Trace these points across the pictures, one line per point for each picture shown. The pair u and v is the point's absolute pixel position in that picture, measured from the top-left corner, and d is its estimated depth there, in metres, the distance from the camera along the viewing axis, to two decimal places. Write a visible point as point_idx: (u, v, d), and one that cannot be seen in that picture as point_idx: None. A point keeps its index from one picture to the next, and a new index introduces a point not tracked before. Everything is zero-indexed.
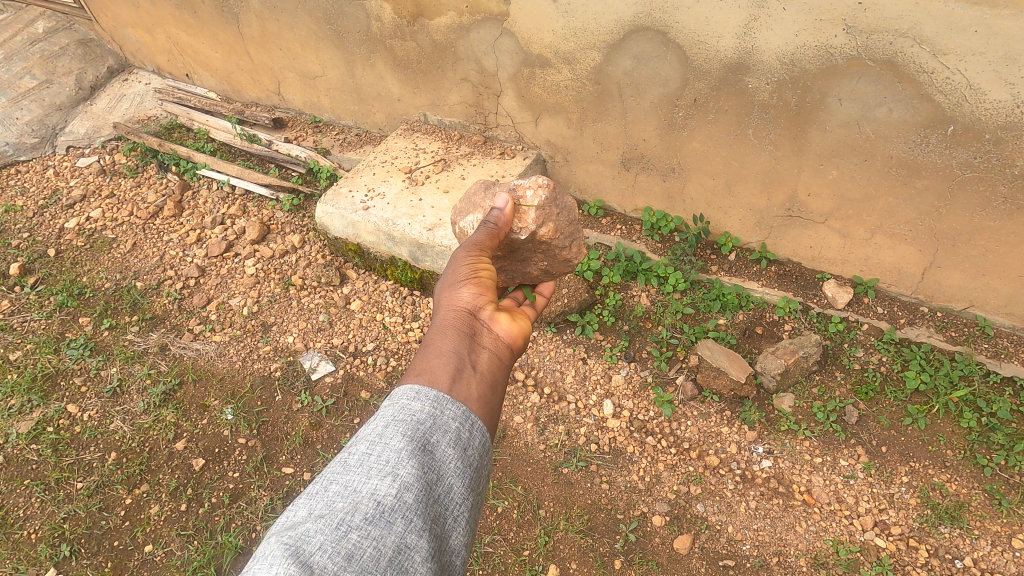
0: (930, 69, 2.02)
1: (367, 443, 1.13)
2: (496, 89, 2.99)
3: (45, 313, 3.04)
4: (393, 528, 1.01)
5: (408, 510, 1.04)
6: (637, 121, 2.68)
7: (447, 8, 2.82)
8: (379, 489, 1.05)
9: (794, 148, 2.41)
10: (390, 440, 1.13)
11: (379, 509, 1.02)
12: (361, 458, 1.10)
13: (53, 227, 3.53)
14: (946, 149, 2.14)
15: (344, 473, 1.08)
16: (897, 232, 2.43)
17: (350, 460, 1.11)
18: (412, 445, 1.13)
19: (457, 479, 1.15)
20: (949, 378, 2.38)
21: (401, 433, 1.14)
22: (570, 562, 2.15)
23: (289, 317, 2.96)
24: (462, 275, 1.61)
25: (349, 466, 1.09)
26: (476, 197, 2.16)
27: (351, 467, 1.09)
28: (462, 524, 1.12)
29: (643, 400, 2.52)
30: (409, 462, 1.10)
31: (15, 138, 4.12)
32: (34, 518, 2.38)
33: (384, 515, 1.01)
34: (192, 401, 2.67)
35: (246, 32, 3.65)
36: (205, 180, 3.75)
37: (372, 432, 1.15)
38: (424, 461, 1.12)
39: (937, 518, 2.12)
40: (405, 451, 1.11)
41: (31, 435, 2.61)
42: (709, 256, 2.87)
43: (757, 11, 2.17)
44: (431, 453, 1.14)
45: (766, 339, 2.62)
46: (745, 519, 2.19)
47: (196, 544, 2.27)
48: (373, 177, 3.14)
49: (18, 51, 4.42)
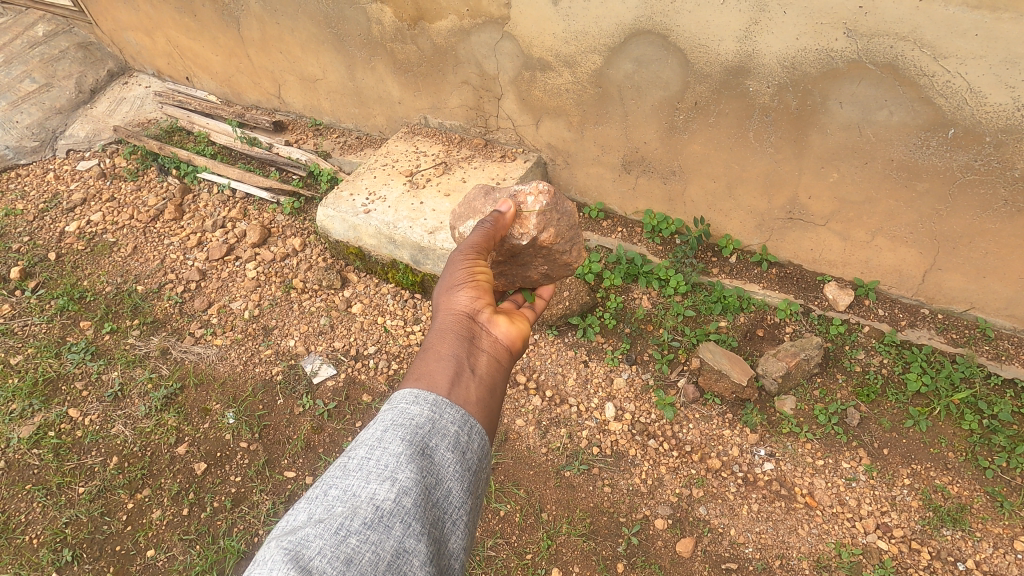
0: (930, 72, 2.02)
1: (366, 447, 1.13)
2: (496, 92, 2.99)
3: (46, 317, 3.04)
4: (392, 532, 1.01)
5: (407, 514, 1.04)
6: (638, 124, 2.68)
7: (447, 11, 2.82)
8: (378, 493, 1.05)
9: (795, 151, 2.42)
10: (389, 444, 1.13)
11: (378, 513, 1.02)
12: (360, 462, 1.10)
13: (53, 231, 3.53)
14: (946, 152, 2.15)
15: (343, 477, 1.08)
16: (898, 234, 2.44)
17: (349, 464, 1.11)
18: (411, 449, 1.13)
19: (456, 483, 1.15)
20: (950, 380, 2.38)
21: (400, 437, 1.14)
22: (573, 565, 2.15)
23: (290, 321, 2.96)
24: (460, 278, 1.61)
25: (349, 470, 1.10)
26: (475, 202, 2.17)
27: (351, 471, 1.09)
28: (460, 527, 1.13)
29: (645, 403, 2.52)
30: (408, 466, 1.10)
31: (15, 142, 4.12)
32: (35, 523, 2.38)
33: (382, 519, 1.01)
34: (194, 406, 2.67)
35: (247, 35, 3.65)
36: (205, 183, 3.75)
37: (372, 436, 1.15)
38: (423, 465, 1.12)
39: (939, 520, 2.12)
40: (404, 455, 1.11)
41: (31, 439, 2.60)
42: (710, 258, 2.88)
43: (758, 15, 2.17)
44: (430, 457, 1.14)
45: (767, 341, 2.63)
46: (748, 522, 2.19)
47: (198, 548, 2.27)
48: (374, 181, 3.14)
49: (18, 55, 4.42)
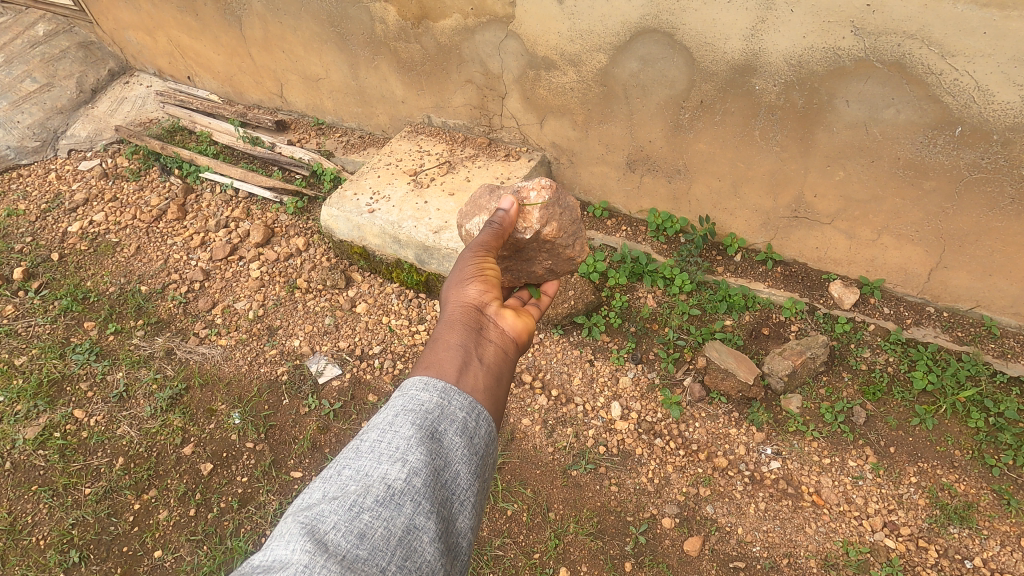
0: (938, 70, 2.02)
1: (378, 430, 1.12)
2: (500, 91, 2.99)
3: (50, 317, 3.03)
4: (402, 510, 1.00)
5: (417, 493, 1.03)
6: (643, 122, 2.68)
7: (452, 10, 2.81)
8: (389, 473, 1.04)
9: (802, 149, 2.41)
10: (400, 428, 1.12)
11: (390, 491, 1.02)
12: (372, 444, 1.09)
13: (56, 231, 3.52)
14: (954, 150, 2.15)
15: (356, 457, 1.08)
16: (904, 232, 2.44)
17: (362, 446, 1.10)
18: (420, 433, 1.11)
19: (464, 465, 1.13)
20: (956, 378, 2.38)
21: (411, 421, 1.13)
22: (581, 565, 2.15)
23: (295, 321, 2.96)
24: (469, 273, 1.60)
25: (361, 451, 1.09)
26: (481, 200, 2.15)
27: (364, 452, 1.09)
28: (468, 508, 1.11)
29: (652, 402, 2.53)
30: (418, 448, 1.09)
31: (16, 142, 4.10)
32: (42, 524, 2.37)
33: (393, 497, 1.01)
34: (199, 406, 2.67)
35: (249, 34, 3.64)
36: (208, 183, 3.74)
37: (383, 420, 1.14)
38: (432, 448, 1.11)
39: (946, 518, 2.13)
40: (414, 438, 1.10)
41: (37, 440, 2.60)
42: (715, 256, 2.88)
43: (765, 13, 2.17)
44: (439, 441, 1.13)
45: (772, 339, 2.63)
46: (755, 520, 2.19)
47: (206, 549, 2.27)
48: (378, 180, 3.13)
49: (19, 55, 4.41)
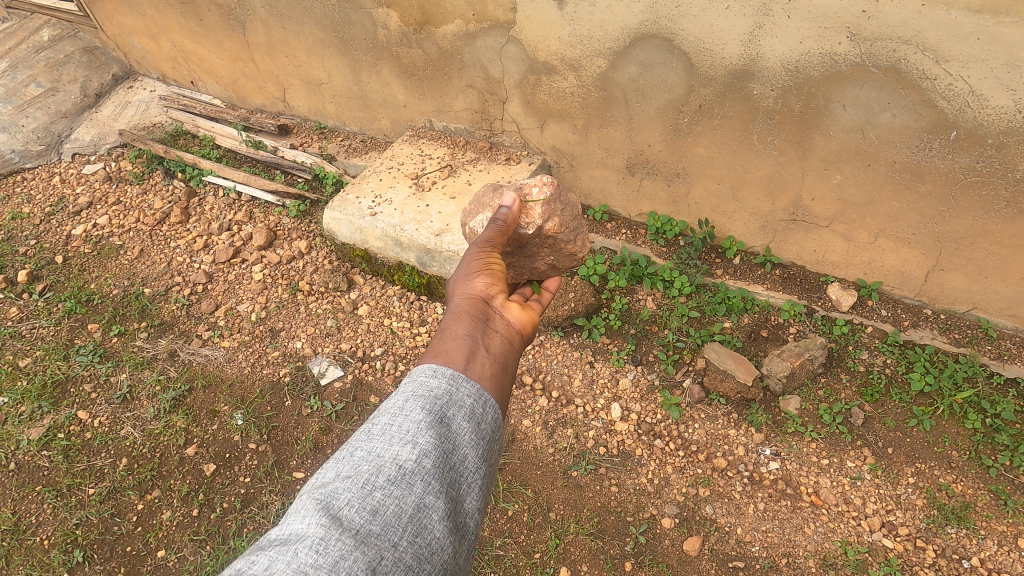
0: (932, 75, 2.05)
1: (389, 414, 1.14)
2: (501, 96, 3.02)
3: (54, 320, 3.05)
4: (413, 489, 1.03)
5: (427, 474, 1.06)
6: (643, 127, 2.71)
7: (453, 16, 2.85)
8: (400, 454, 1.06)
9: (799, 153, 2.44)
10: (410, 412, 1.14)
11: (400, 471, 1.04)
12: (383, 426, 1.12)
13: (60, 234, 3.55)
14: (948, 154, 2.18)
15: (368, 439, 1.10)
16: (900, 235, 2.47)
17: (373, 429, 1.13)
18: (430, 417, 1.14)
19: (471, 449, 1.15)
20: (953, 379, 2.39)
21: (420, 405, 1.15)
22: (581, 564, 2.17)
23: (298, 323, 2.98)
24: (476, 267, 1.62)
25: (372, 433, 1.11)
26: (484, 198, 2.19)
27: (374, 435, 1.11)
28: (475, 489, 1.13)
29: (651, 403, 2.54)
30: (427, 431, 1.11)
31: (20, 146, 4.13)
32: (46, 524, 2.39)
33: (405, 477, 1.03)
34: (203, 408, 2.69)
35: (253, 40, 3.68)
36: (211, 186, 3.77)
37: (393, 405, 1.16)
38: (440, 432, 1.12)
39: (943, 519, 2.14)
40: (424, 422, 1.12)
41: (42, 441, 2.62)
42: (714, 259, 2.91)
43: (762, 19, 2.20)
44: (447, 425, 1.15)
45: (771, 341, 2.65)
46: (754, 521, 2.21)
47: (208, 549, 2.28)
48: (379, 184, 3.16)
49: (24, 59, 4.44)
